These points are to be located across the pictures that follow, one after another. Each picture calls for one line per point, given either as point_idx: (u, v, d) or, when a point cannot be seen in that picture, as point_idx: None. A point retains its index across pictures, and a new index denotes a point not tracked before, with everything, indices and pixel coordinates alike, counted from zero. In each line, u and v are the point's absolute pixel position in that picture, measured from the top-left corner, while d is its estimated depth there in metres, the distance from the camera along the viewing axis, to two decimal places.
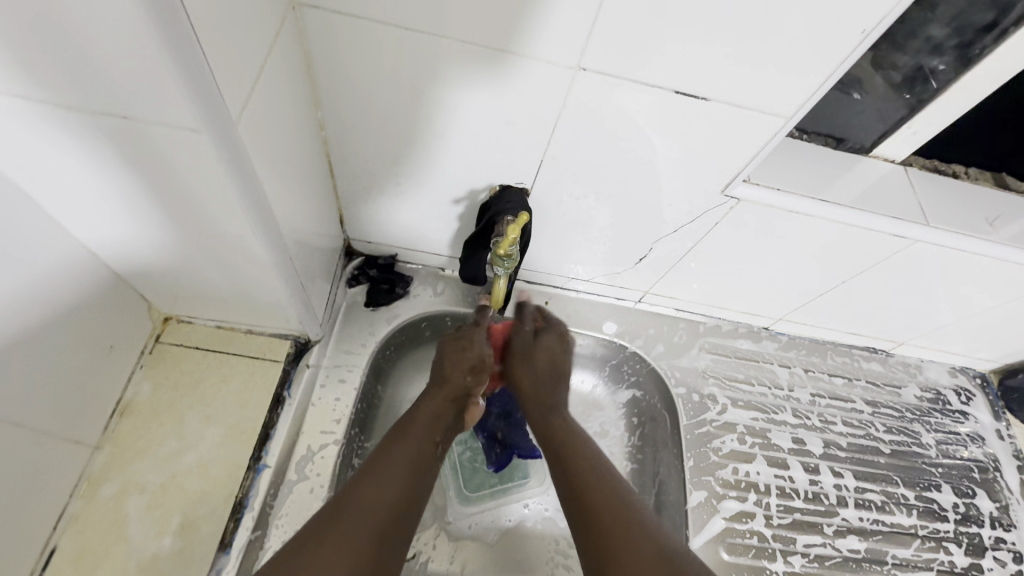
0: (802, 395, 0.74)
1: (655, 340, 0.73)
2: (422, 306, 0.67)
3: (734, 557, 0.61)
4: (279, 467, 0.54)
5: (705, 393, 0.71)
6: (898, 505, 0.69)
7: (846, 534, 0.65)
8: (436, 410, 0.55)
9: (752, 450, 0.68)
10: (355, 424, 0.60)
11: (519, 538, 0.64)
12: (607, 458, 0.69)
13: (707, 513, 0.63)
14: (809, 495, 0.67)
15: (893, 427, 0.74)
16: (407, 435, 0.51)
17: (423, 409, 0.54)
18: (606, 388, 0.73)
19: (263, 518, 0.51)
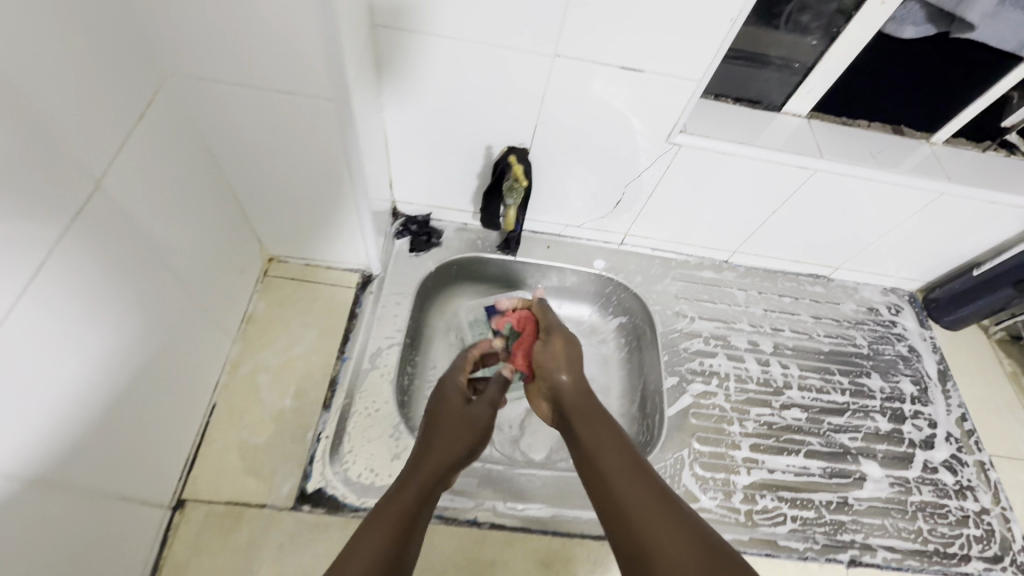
0: (756, 309, 0.93)
1: (635, 272, 0.93)
2: (450, 253, 0.90)
3: (700, 420, 0.79)
4: (358, 358, 0.74)
5: (676, 309, 0.90)
6: (834, 388, 0.86)
7: (790, 407, 0.83)
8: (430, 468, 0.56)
9: (714, 349, 0.87)
10: (409, 335, 0.83)
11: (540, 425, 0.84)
12: (603, 361, 0.92)
13: (678, 392, 0.81)
14: (760, 380, 0.85)
15: (832, 332, 0.93)
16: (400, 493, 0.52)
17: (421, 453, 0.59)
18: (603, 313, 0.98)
19: (350, 390, 0.71)
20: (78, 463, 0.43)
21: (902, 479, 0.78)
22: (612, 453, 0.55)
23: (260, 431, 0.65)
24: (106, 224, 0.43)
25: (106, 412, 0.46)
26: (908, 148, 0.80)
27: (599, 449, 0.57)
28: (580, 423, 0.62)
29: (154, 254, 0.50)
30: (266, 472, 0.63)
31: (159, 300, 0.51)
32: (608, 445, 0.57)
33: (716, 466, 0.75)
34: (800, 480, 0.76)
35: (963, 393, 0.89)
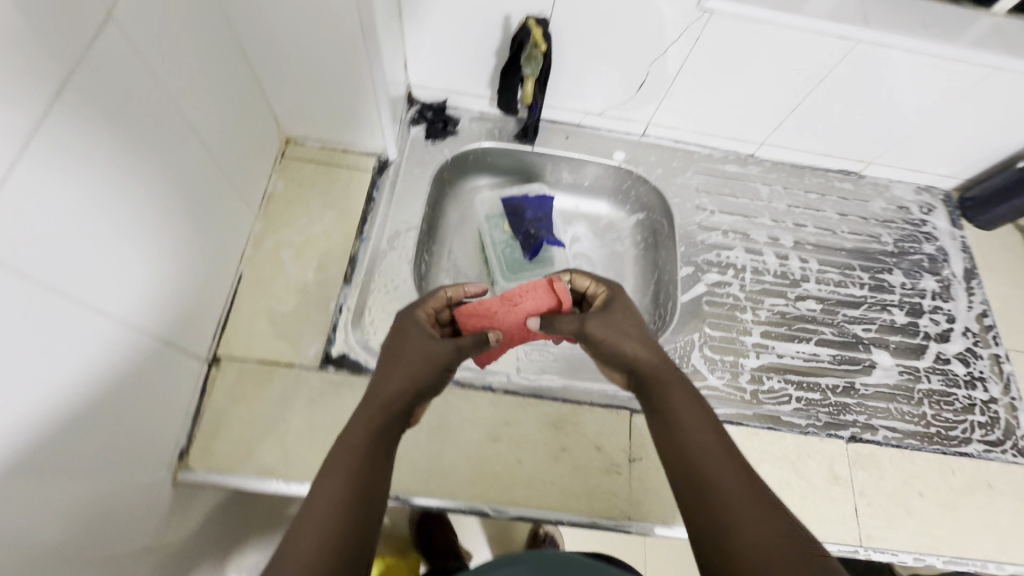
0: (779, 205, 0.90)
1: (656, 165, 0.91)
2: (466, 142, 0.89)
3: (713, 308, 0.80)
4: (376, 239, 0.76)
5: (696, 203, 0.88)
6: (853, 282, 0.85)
7: (805, 298, 0.83)
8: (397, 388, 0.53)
9: (731, 242, 0.86)
10: (425, 224, 0.85)
11: None
12: (614, 253, 0.95)
13: (691, 281, 0.81)
14: (777, 272, 0.84)
15: (857, 229, 0.90)
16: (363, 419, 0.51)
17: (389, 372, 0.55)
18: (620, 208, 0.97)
19: (369, 268, 0.74)
20: (121, 296, 0.46)
21: (912, 368, 0.79)
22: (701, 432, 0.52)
23: (286, 300, 0.69)
24: (118, 59, 0.42)
25: (138, 257, 0.48)
26: (967, 21, 0.73)
27: (685, 422, 0.53)
28: (657, 390, 0.56)
29: (170, 105, 0.49)
30: (293, 335, 0.67)
31: (181, 155, 0.52)
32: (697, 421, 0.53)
33: (725, 350, 0.77)
34: (808, 366, 0.77)
35: (988, 290, 0.87)
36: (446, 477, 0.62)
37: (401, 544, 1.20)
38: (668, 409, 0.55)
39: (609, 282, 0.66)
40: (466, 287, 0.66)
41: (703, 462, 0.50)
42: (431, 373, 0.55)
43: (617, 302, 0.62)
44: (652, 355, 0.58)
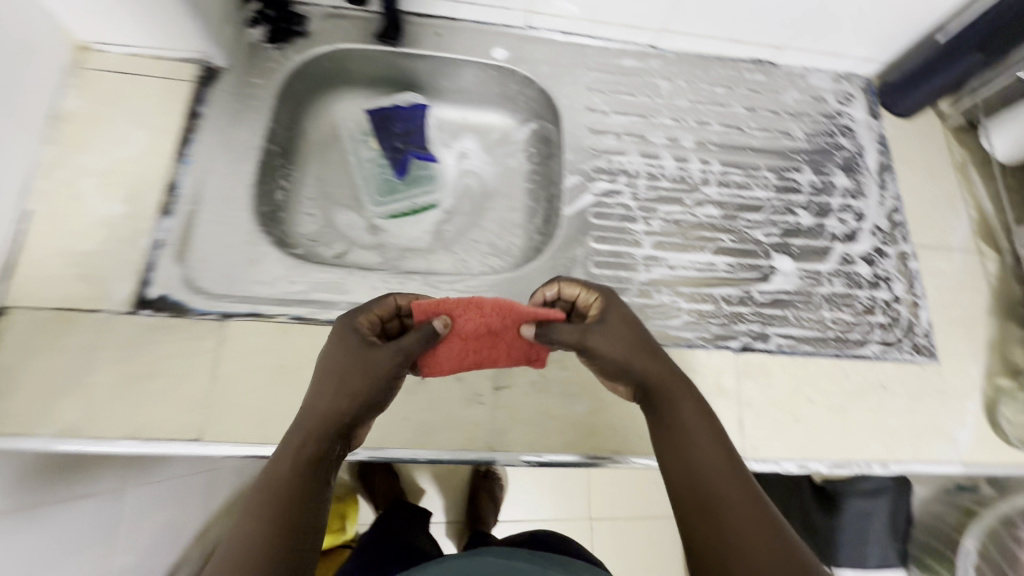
0: (680, 102, 0.81)
1: (543, 63, 0.80)
2: (319, 45, 0.75)
3: (600, 220, 0.72)
4: (203, 162, 0.65)
5: (588, 104, 0.78)
6: (758, 184, 0.78)
7: (704, 204, 0.75)
8: (318, 419, 0.47)
9: (626, 146, 0.77)
10: (276, 144, 0.74)
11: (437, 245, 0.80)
12: (508, 170, 0.85)
13: (577, 192, 0.73)
14: (674, 177, 0.76)
15: (766, 124, 0.82)
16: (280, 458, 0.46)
17: (311, 397, 0.48)
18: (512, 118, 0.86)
19: (194, 196, 0.63)
20: None
21: (813, 272, 0.74)
22: (706, 452, 0.48)
23: (89, 237, 0.59)
24: None
25: None
26: None
27: (688, 438, 0.49)
28: (662, 406, 0.51)
29: None
30: (98, 277, 0.58)
31: None
32: (704, 437, 0.49)
33: (611, 264, 0.70)
34: (701, 276, 0.71)
35: (901, 184, 0.81)
36: (284, 422, 0.56)
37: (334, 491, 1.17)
38: (671, 425, 0.50)
39: (600, 286, 0.56)
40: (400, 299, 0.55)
41: (716, 483, 0.46)
42: (372, 388, 0.48)
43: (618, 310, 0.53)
44: (656, 366, 0.51)
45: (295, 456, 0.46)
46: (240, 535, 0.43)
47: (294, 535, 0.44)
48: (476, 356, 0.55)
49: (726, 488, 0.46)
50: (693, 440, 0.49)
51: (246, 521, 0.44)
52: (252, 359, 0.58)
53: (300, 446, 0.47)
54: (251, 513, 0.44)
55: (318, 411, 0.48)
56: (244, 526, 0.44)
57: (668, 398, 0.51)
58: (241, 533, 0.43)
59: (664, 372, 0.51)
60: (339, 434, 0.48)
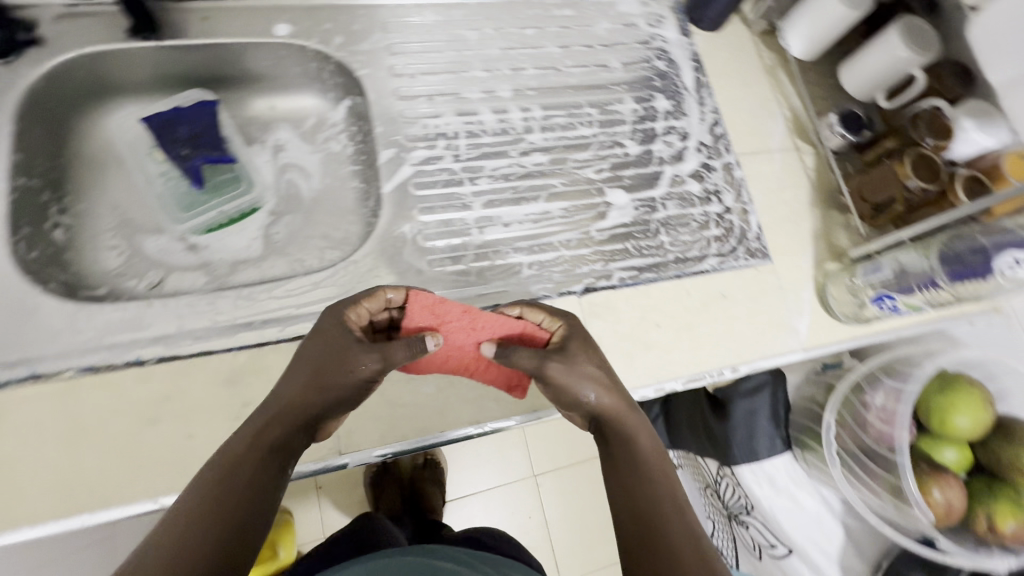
0: (491, 51, 0.77)
1: (333, 33, 0.73)
2: (55, 56, 0.64)
3: (424, 190, 0.69)
4: None
5: (392, 70, 0.73)
6: (582, 122, 0.77)
7: (530, 153, 0.74)
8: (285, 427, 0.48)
9: (440, 108, 0.73)
10: (38, 177, 0.65)
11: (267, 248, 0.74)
12: (334, 156, 0.80)
13: (395, 165, 0.69)
14: (496, 130, 0.74)
15: (582, 60, 0.80)
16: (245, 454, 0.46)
17: (280, 401, 0.49)
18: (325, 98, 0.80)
19: None
20: None
21: (647, 199, 0.75)
22: (656, 483, 0.50)
23: None
24: None
25: None
26: None
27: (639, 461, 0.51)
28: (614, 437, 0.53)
29: None
30: None
31: None
32: (654, 469, 0.51)
33: (444, 234, 0.67)
34: (538, 227, 0.70)
35: (718, 97, 0.82)
36: (93, 486, 0.50)
37: None
38: (623, 453, 0.52)
39: (563, 313, 0.59)
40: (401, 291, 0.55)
41: (663, 511, 0.48)
42: (348, 386, 0.51)
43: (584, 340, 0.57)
44: (613, 398, 0.54)
45: (263, 455, 0.46)
46: (183, 532, 0.41)
47: (236, 534, 0.42)
48: (455, 353, 0.59)
49: (671, 522, 0.47)
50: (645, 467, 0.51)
51: (196, 512, 0.42)
52: (40, 426, 0.51)
53: (266, 440, 0.47)
54: (199, 510, 0.42)
55: (287, 418, 0.49)
56: (192, 522, 0.41)
57: (624, 429, 0.54)
58: (184, 526, 0.41)
59: (623, 403, 0.55)
60: (303, 424, 0.49)
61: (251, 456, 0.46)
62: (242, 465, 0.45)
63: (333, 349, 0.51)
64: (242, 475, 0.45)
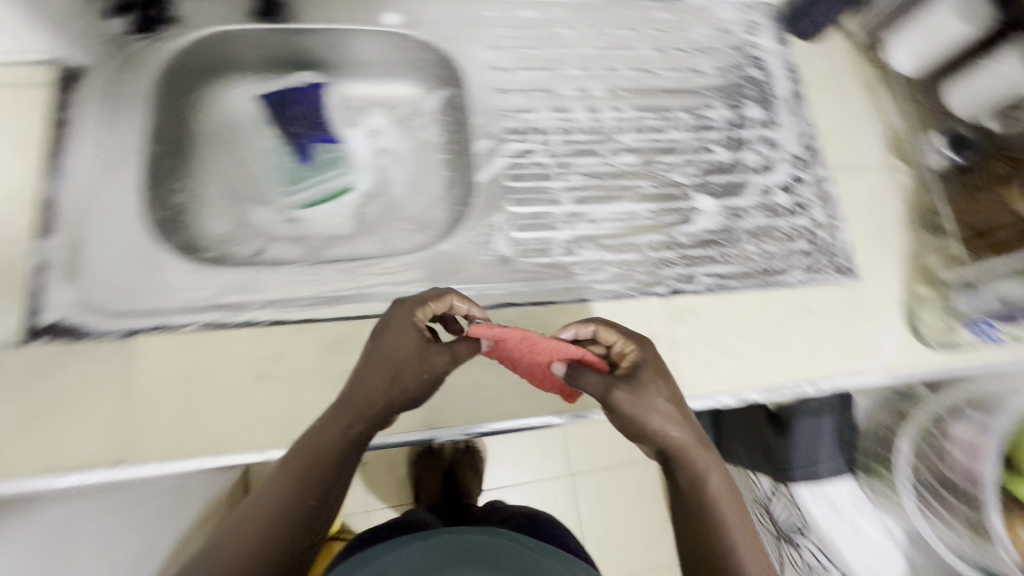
0: (587, 50, 0.78)
1: (439, 24, 0.76)
2: (193, 33, 0.70)
3: (517, 181, 0.71)
4: (80, 173, 0.61)
5: (491, 63, 0.75)
6: (673, 126, 0.77)
7: (620, 153, 0.75)
8: (331, 446, 0.49)
9: (535, 102, 0.75)
10: (164, 145, 0.70)
11: (359, 229, 0.78)
12: (423, 141, 0.82)
13: (489, 156, 0.72)
14: (588, 129, 0.75)
15: (676, 64, 0.80)
16: (291, 474, 0.48)
17: (327, 419, 0.50)
18: (420, 86, 0.82)
19: (75, 211, 0.60)
20: None
21: (734, 207, 0.74)
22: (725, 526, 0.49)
23: None
24: None
25: None
26: None
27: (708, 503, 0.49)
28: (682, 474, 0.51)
29: None
30: None
31: None
32: (727, 513, 0.49)
33: (532, 226, 0.69)
34: (624, 226, 0.71)
35: (813, 109, 0.81)
36: (207, 431, 0.54)
37: None
38: (693, 492, 0.50)
39: (638, 336, 0.55)
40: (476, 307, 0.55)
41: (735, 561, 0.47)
42: (410, 399, 0.51)
43: (653, 367, 0.53)
44: (682, 432, 0.51)
45: (304, 477, 0.48)
46: (227, 552, 0.45)
47: (282, 551, 0.46)
48: (514, 361, 0.58)
49: None
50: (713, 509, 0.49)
51: (242, 532, 0.46)
52: (164, 373, 0.55)
53: (315, 451, 0.48)
54: (244, 532, 0.46)
55: (337, 441, 0.49)
56: (233, 541, 0.46)
57: (688, 469, 0.51)
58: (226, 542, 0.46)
59: (694, 440, 0.51)
60: (378, 416, 0.50)
61: (293, 479, 0.48)
62: (285, 484, 0.47)
63: (391, 364, 0.50)
64: (280, 501, 0.47)
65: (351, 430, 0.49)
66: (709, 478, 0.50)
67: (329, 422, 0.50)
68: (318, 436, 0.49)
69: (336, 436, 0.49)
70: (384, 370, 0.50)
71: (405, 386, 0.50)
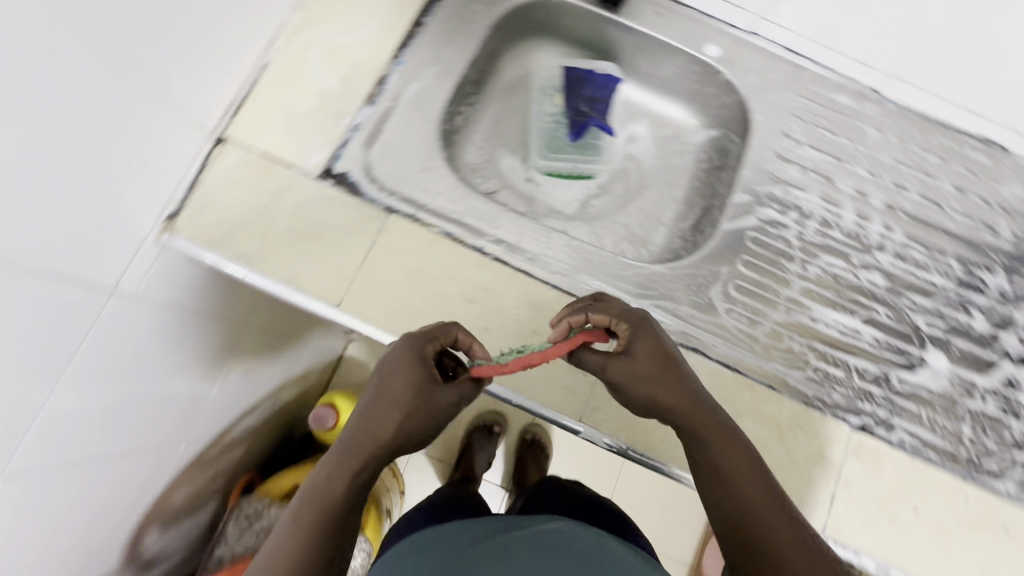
0: (883, 158, 0.75)
1: (753, 73, 0.77)
2: None
3: (756, 247, 0.70)
4: (412, 67, 0.70)
5: (784, 129, 0.75)
6: (937, 269, 0.71)
7: (870, 269, 0.71)
8: (352, 467, 0.47)
9: (808, 182, 0.73)
10: (474, 75, 0.78)
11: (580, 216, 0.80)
12: (675, 169, 0.83)
13: (741, 211, 0.72)
14: (849, 231, 0.72)
15: (971, 211, 0.74)
16: (311, 496, 0.46)
17: (343, 444, 0.48)
18: (696, 119, 0.84)
19: (396, 95, 0.69)
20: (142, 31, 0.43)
21: (968, 381, 0.67)
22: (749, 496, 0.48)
23: (304, 100, 0.66)
24: None
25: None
26: None
27: (728, 473, 0.49)
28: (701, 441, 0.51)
29: None
30: (300, 137, 0.64)
31: None
32: (748, 481, 0.48)
33: (752, 294, 0.68)
34: (842, 340, 0.67)
35: None
36: (410, 319, 0.61)
37: None
38: (713, 466, 0.50)
39: (633, 313, 0.55)
40: (478, 345, 0.54)
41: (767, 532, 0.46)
42: (430, 419, 0.50)
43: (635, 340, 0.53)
44: (677, 399, 0.51)
45: (327, 499, 0.46)
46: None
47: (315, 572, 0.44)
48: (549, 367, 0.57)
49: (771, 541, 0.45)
50: (729, 475, 0.49)
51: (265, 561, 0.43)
52: (399, 256, 0.62)
53: (334, 477, 0.46)
54: (272, 557, 0.43)
55: (354, 461, 0.47)
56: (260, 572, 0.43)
57: (701, 440, 0.51)
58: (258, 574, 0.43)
59: (700, 404, 0.51)
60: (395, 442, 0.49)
61: (314, 500, 0.45)
62: (305, 509, 0.45)
63: (404, 393, 0.49)
64: (302, 522, 0.45)
65: (374, 450, 0.48)
66: (722, 447, 0.50)
67: (344, 447, 0.48)
68: (335, 462, 0.47)
69: (354, 459, 0.47)
70: (395, 400, 0.49)
71: (419, 414, 0.49)
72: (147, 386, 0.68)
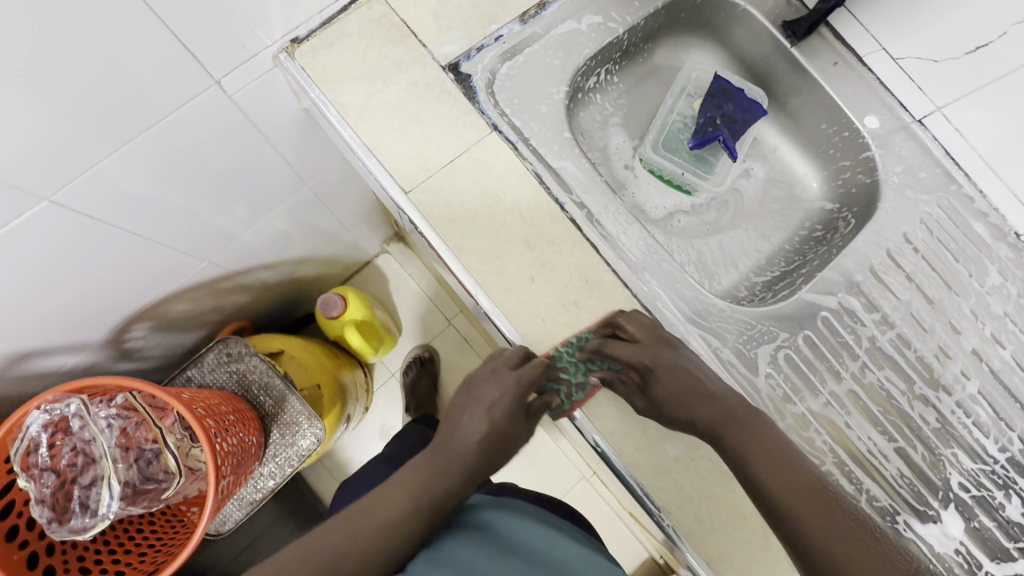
0: (994, 305, 0.68)
1: (903, 161, 0.70)
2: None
3: (823, 331, 0.67)
4: (575, 7, 0.68)
5: (905, 230, 0.70)
6: (997, 438, 0.65)
7: (926, 404, 0.66)
8: (462, 460, 0.58)
9: (906, 294, 0.68)
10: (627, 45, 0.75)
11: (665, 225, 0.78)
12: (775, 224, 0.80)
13: (824, 289, 0.68)
14: (922, 360, 0.66)
15: None
16: (426, 472, 0.57)
17: (453, 437, 0.59)
18: (819, 185, 0.80)
19: (548, 28, 0.67)
20: None
21: (976, 560, 0.62)
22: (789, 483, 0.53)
23: None
24: None
25: None
26: None
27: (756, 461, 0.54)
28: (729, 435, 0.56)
29: None
30: (443, 25, 0.63)
31: None
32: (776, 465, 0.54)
33: (798, 368, 0.65)
34: (865, 457, 0.63)
35: None
36: (467, 239, 0.59)
37: (389, 318, 1.25)
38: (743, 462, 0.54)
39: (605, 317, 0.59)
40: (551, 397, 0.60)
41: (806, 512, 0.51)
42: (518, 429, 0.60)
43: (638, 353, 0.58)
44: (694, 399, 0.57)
45: (439, 476, 0.57)
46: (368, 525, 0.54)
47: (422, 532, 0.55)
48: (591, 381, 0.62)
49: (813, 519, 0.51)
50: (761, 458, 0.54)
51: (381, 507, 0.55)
52: (484, 175, 0.60)
53: (445, 461, 0.58)
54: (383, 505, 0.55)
55: (462, 453, 0.58)
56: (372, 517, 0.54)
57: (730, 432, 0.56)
58: (370, 518, 0.54)
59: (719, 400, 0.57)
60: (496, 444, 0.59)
61: (431, 477, 0.57)
62: (419, 480, 0.57)
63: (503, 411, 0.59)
64: (416, 485, 0.56)
65: (476, 447, 0.58)
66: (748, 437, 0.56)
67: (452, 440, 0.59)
68: (447, 448, 0.58)
69: (463, 452, 0.58)
70: (497, 413, 0.59)
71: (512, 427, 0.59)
72: (202, 201, 0.70)
